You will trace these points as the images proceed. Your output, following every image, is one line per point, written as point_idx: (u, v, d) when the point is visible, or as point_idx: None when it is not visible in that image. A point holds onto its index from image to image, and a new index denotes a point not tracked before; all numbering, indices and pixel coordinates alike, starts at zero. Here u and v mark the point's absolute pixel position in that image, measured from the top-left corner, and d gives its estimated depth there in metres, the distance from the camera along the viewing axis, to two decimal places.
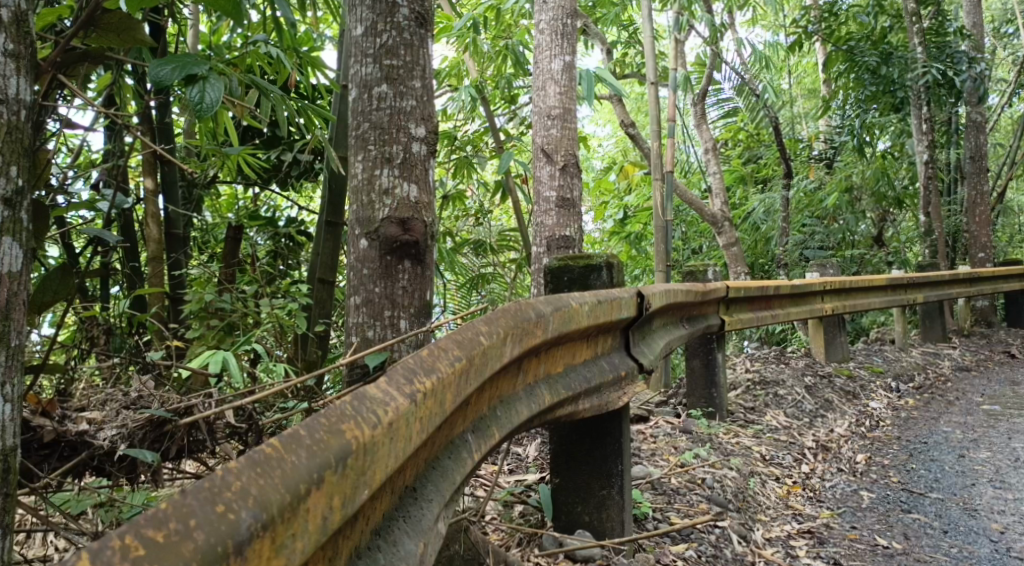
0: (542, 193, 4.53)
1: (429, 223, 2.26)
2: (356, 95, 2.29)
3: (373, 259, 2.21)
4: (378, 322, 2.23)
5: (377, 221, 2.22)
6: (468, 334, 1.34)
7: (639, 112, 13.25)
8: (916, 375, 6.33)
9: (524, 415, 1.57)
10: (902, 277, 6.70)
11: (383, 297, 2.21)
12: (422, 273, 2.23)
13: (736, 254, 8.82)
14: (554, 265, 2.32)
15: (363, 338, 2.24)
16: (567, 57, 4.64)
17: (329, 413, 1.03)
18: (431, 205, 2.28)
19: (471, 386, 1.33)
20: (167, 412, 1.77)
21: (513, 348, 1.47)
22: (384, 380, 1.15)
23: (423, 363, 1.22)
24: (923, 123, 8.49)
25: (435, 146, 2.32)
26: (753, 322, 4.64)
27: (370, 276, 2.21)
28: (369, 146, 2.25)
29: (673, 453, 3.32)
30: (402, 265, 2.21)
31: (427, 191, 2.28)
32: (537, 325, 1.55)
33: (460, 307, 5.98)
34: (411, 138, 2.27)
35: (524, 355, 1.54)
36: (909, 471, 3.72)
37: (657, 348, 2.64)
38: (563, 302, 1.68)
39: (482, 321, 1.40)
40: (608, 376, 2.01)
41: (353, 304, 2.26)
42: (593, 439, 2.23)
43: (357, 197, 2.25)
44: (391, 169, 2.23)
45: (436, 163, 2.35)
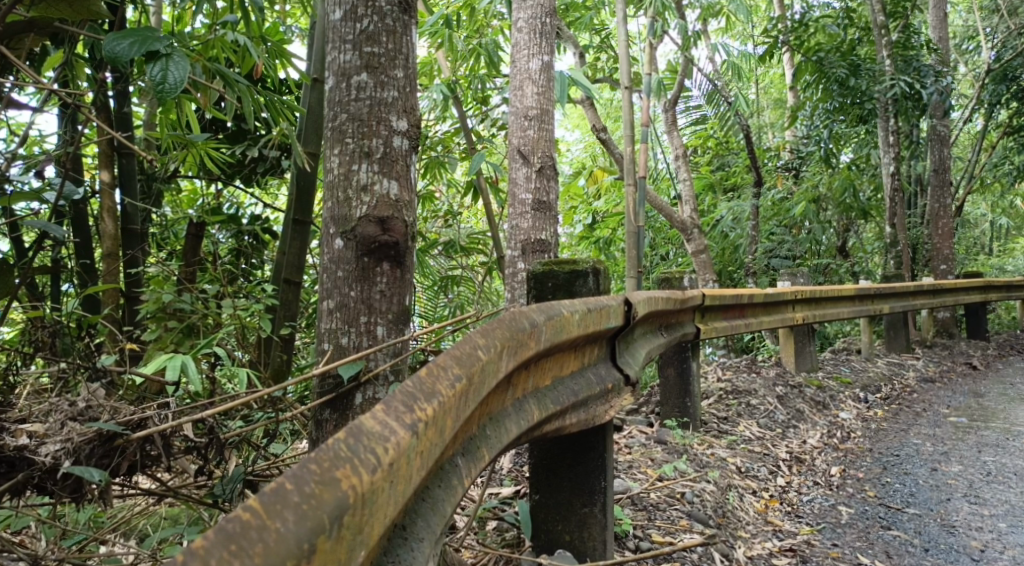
0: (517, 195, 4.42)
1: (410, 223, 2.13)
2: (333, 84, 2.15)
3: (350, 260, 2.07)
4: (353, 328, 2.10)
5: (354, 220, 2.08)
6: (468, 350, 1.25)
7: (608, 118, 13.21)
8: (883, 385, 6.34)
9: (513, 433, 1.45)
10: (870, 287, 6.73)
11: (360, 301, 2.08)
12: (401, 276, 2.11)
13: (705, 262, 8.78)
14: (539, 271, 2.21)
15: (337, 346, 2.11)
16: (545, 57, 4.54)
17: (325, 456, 0.99)
18: (412, 204, 2.16)
19: (470, 406, 1.25)
20: (118, 425, 1.63)
21: (508, 361, 1.36)
22: (381, 410, 1.08)
23: (423, 387, 1.14)
24: (890, 135, 8.56)
25: (417, 141, 2.20)
26: (727, 331, 4.58)
27: (345, 278, 2.08)
28: (347, 139, 2.12)
29: (650, 466, 3.23)
30: (379, 267, 2.07)
31: (407, 188, 2.15)
32: (531, 335, 1.44)
33: (427, 310, 5.84)
34: (392, 132, 2.14)
35: (517, 368, 1.43)
36: (884, 485, 3.68)
37: (639, 358, 2.55)
38: (555, 310, 1.56)
39: (481, 331, 1.31)
40: (595, 389, 1.90)
41: (326, 308, 2.12)
42: (575, 453, 2.12)
43: (332, 194, 2.11)
44: (371, 165, 2.10)
45: (418, 159, 2.22)
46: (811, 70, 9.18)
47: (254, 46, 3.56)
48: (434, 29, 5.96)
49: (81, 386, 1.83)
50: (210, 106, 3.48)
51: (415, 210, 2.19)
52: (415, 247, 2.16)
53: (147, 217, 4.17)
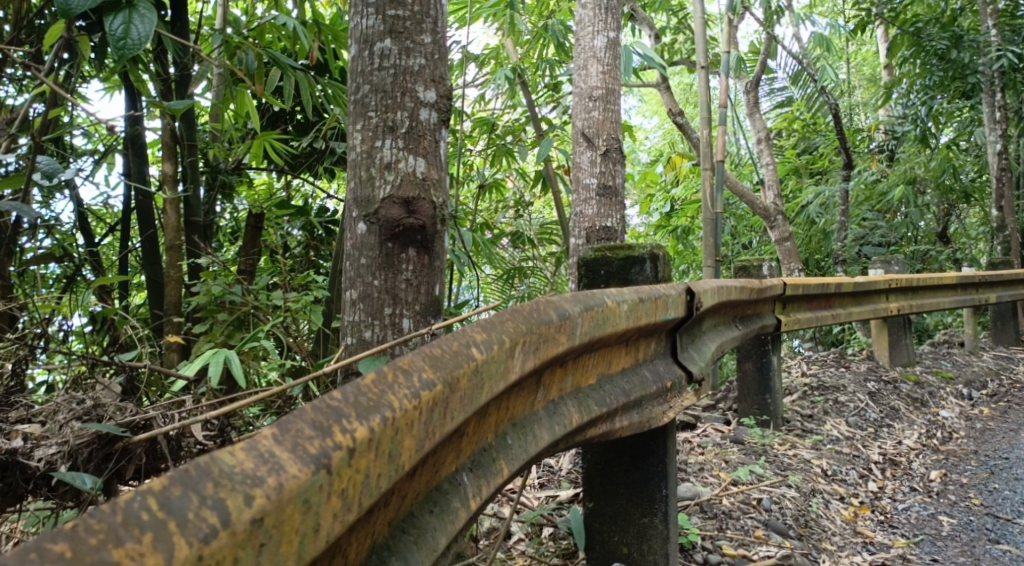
0: (582, 180, 4.24)
1: (439, 204, 2.01)
2: (355, 52, 2.04)
3: (373, 246, 1.96)
4: (377, 321, 1.98)
5: (377, 201, 1.96)
6: (449, 350, 1.03)
7: (687, 103, 12.82)
8: (989, 382, 5.87)
9: (544, 441, 1.27)
10: (974, 275, 6.22)
11: (384, 291, 1.97)
12: (429, 263, 1.99)
13: (789, 250, 8.32)
14: (590, 256, 2.02)
15: (360, 340, 2.00)
16: (611, 33, 4.32)
17: (101, 524, 0.66)
18: (441, 183, 2.04)
19: (449, 421, 1.01)
20: (117, 430, 1.67)
21: (525, 359, 1.17)
22: (267, 438, 0.80)
23: (358, 401, 0.88)
24: (996, 111, 7.96)
25: (447, 113, 2.07)
26: (811, 322, 4.27)
27: (368, 266, 1.97)
28: (369, 113, 2.01)
29: (723, 468, 2.98)
30: (402, 255, 1.95)
31: (436, 166, 2.03)
32: (561, 328, 1.25)
33: (498, 303, 5.74)
34: (418, 105, 2.01)
35: (542, 367, 1.24)
36: (991, 492, 3.32)
37: (707, 352, 2.33)
38: (596, 300, 1.38)
39: (478, 328, 1.10)
40: (651, 388, 1.71)
41: (349, 299, 2.01)
42: (632, 458, 1.92)
43: (355, 173, 2.00)
44: (395, 140, 1.98)
45: (448, 133, 2.09)
46: (907, 44, 8.60)
47: (305, 31, 3.52)
48: (498, 12, 5.80)
49: (91, 384, 1.87)
50: (263, 94, 3.46)
51: (446, 191, 2.07)
52: (444, 232, 2.03)
53: (208, 210, 4.16)
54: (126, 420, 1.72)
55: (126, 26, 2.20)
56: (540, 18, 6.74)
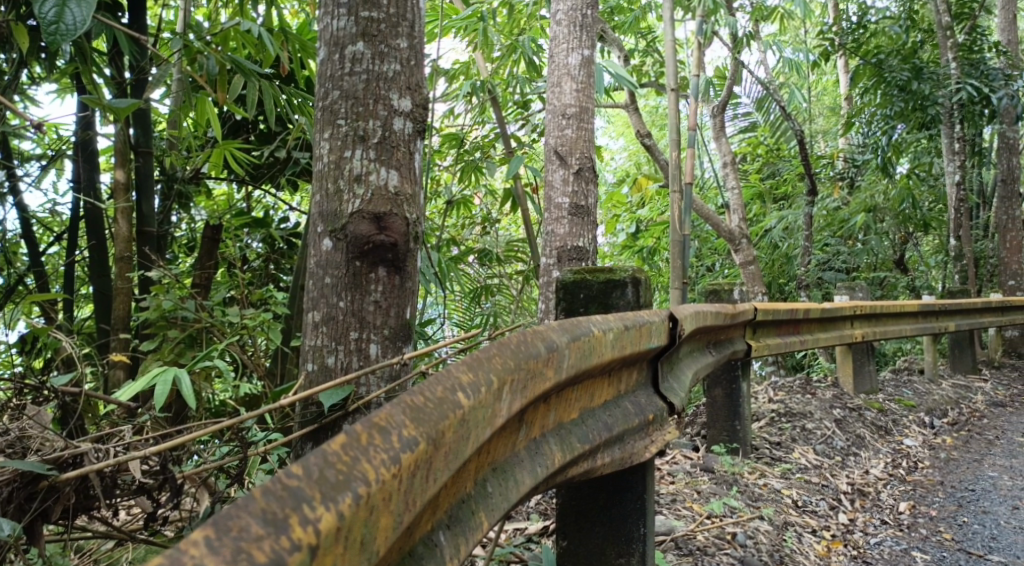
0: (553, 199, 4.16)
1: (412, 221, 1.90)
2: (325, 55, 1.93)
3: (339, 264, 1.84)
4: (341, 346, 1.85)
5: (345, 216, 1.85)
6: (432, 400, 0.94)
7: (654, 125, 12.89)
8: (950, 410, 5.90)
9: (528, 485, 1.16)
10: (935, 303, 6.28)
11: (350, 313, 1.85)
12: (399, 284, 1.87)
13: (753, 274, 8.35)
14: (569, 279, 1.93)
15: (323, 366, 1.87)
16: (585, 51, 4.26)
17: None
18: (415, 198, 1.92)
19: (430, 484, 0.92)
20: (42, 467, 1.55)
21: (511, 401, 1.08)
22: (197, 548, 0.68)
23: (322, 479, 0.79)
24: (955, 142, 8.10)
25: (422, 123, 1.96)
26: (781, 348, 4.23)
27: (334, 286, 1.84)
28: (339, 121, 1.89)
29: (696, 500, 2.91)
30: (370, 275, 1.84)
31: (409, 179, 1.92)
32: (548, 361, 1.16)
33: (463, 321, 5.62)
34: (392, 114, 1.90)
35: (527, 406, 1.14)
36: (961, 526, 3.29)
37: (686, 381, 2.24)
38: (583, 329, 1.29)
39: (462, 369, 1.01)
40: (633, 422, 1.61)
41: (311, 321, 1.88)
42: (610, 493, 1.82)
43: (321, 185, 1.88)
44: (366, 150, 1.87)
45: (423, 144, 1.98)
46: (869, 74, 8.74)
47: (270, 37, 3.39)
48: (469, 25, 5.72)
49: (19, 412, 1.74)
50: (225, 100, 3.31)
51: (420, 207, 1.96)
52: (418, 251, 1.92)
53: (164, 221, 3.99)
54: (53, 456, 1.59)
55: (59, 6, 2.02)
56: (510, 34, 6.68)
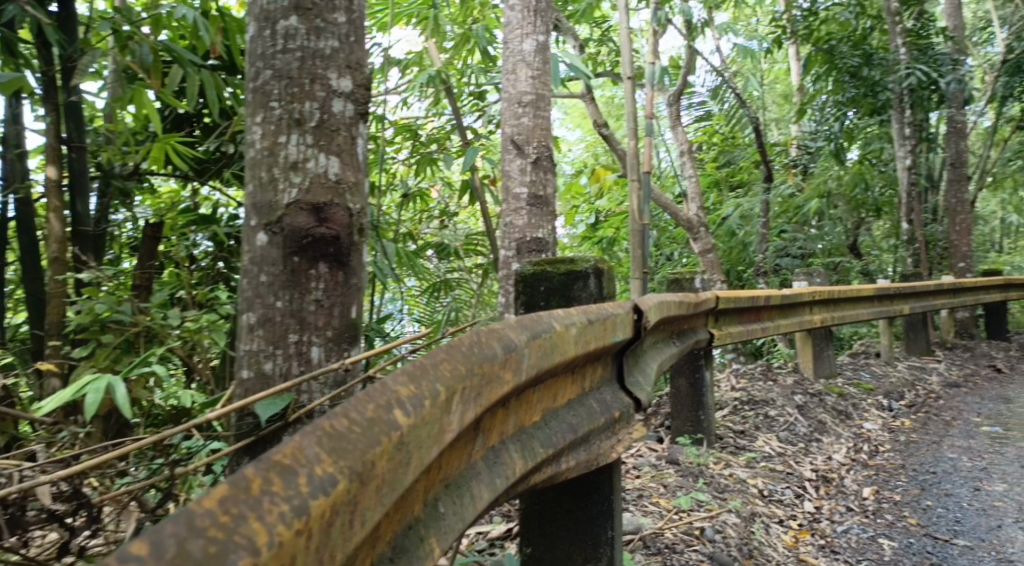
0: (511, 189, 4.06)
1: (354, 211, 1.80)
2: (255, 32, 1.81)
3: (274, 260, 1.72)
4: (280, 351, 1.73)
5: (281, 208, 1.73)
6: (358, 424, 0.83)
7: (611, 115, 12.86)
8: (907, 392, 5.95)
9: (485, 500, 1.06)
10: (890, 287, 6.33)
11: (287, 314, 1.74)
12: (343, 281, 1.77)
13: (712, 261, 8.36)
14: (528, 271, 1.82)
15: (259, 373, 1.75)
16: (540, 37, 4.16)
17: None
18: (356, 187, 1.82)
19: (356, 528, 0.81)
20: None
21: (462, 412, 0.98)
22: None
23: (182, 555, 0.63)
24: (906, 127, 8.19)
25: (362, 105, 1.87)
26: (743, 335, 4.19)
27: (270, 284, 1.73)
28: (272, 103, 1.78)
29: (663, 495, 2.86)
30: (310, 272, 1.72)
31: (351, 166, 1.82)
32: (504, 365, 1.07)
33: (422, 316, 5.50)
34: (330, 95, 1.80)
35: (480, 415, 1.04)
36: (925, 510, 3.27)
37: (650, 374, 2.16)
38: (543, 326, 1.19)
39: (399, 383, 0.91)
40: (599, 421, 1.52)
41: (245, 324, 1.76)
42: (576, 494, 1.73)
43: (254, 174, 1.78)
44: (302, 135, 1.77)
45: (364, 128, 1.89)
46: (821, 61, 8.80)
47: (208, 24, 3.22)
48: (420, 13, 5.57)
49: None
50: (161, 90, 3.13)
51: (365, 198, 1.86)
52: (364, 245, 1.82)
53: (102, 219, 3.80)
54: None
55: None
56: (464, 22, 6.54)
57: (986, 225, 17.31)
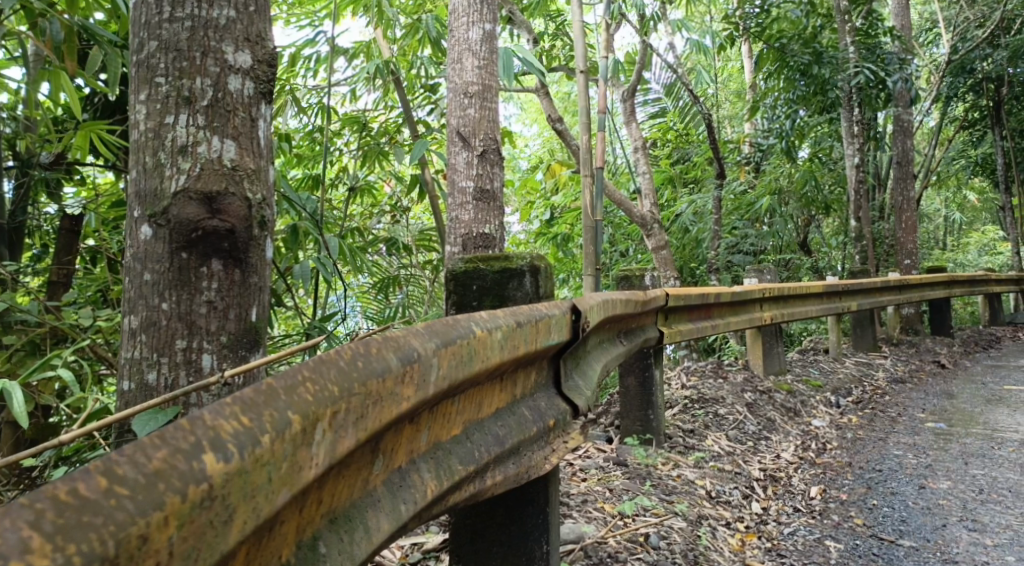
0: (457, 183, 3.94)
1: (250, 199, 1.79)
2: (139, 3, 1.78)
3: (160, 257, 1.72)
4: (165, 359, 1.74)
5: (166, 197, 1.71)
6: (131, 486, 0.70)
7: (566, 111, 12.79)
8: (854, 389, 5.99)
9: (381, 533, 0.98)
10: (838, 283, 6.37)
11: (174, 315, 1.74)
12: (237, 278, 1.78)
13: (665, 258, 8.32)
14: (461, 268, 1.71)
15: (142, 384, 1.75)
16: (486, 26, 4.05)
17: None
18: (254, 174, 1.82)
19: None
20: None
21: (328, 442, 0.89)
22: None
23: None
24: (854, 126, 8.27)
25: (261, 80, 1.88)
26: (692, 333, 4.14)
27: (155, 283, 1.72)
28: (159, 80, 1.75)
29: (608, 500, 2.78)
30: (200, 271, 1.73)
31: (249, 150, 1.83)
32: (402, 379, 1.00)
33: (369, 313, 5.34)
34: (225, 70, 1.80)
35: (364, 440, 0.95)
36: (871, 510, 3.24)
37: (593, 378, 2.06)
38: (454, 335, 1.11)
39: (227, 418, 0.79)
40: (531, 433, 1.42)
41: (128, 328, 1.76)
42: (511, 507, 1.62)
43: (138, 158, 1.75)
44: (192, 115, 1.76)
45: (263, 108, 1.90)
46: (772, 59, 8.84)
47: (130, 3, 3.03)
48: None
49: None
50: (76, 73, 2.91)
51: (266, 184, 1.87)
52: (263, 238, 1.83)
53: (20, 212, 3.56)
54: None
55: None
56: (414, 12, 6.39)
57: (929, 223, 17.70)
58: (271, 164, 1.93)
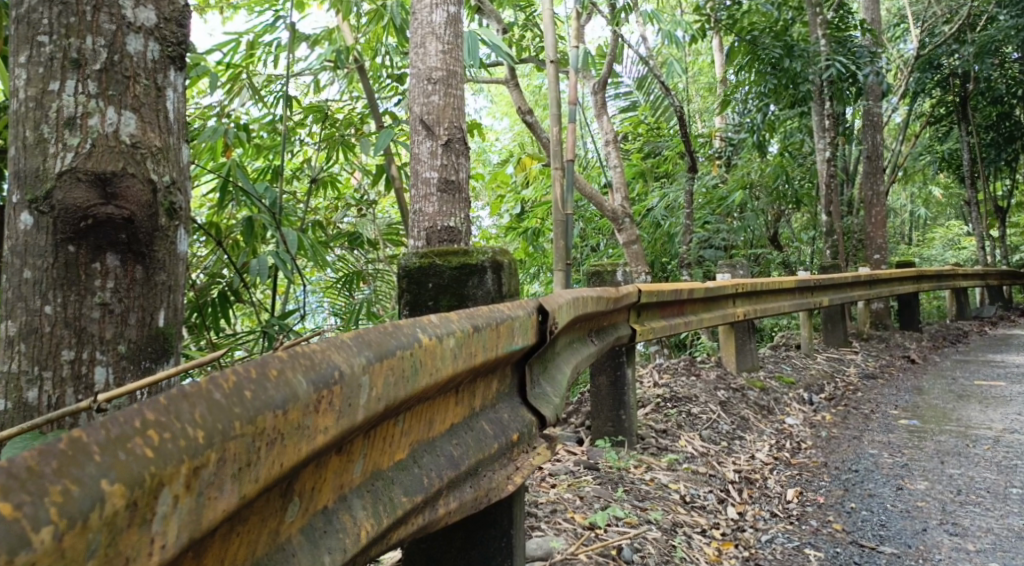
0: (420, 173, 3.76)
1: (152, 178, 1.62)
2: None
3: (43, 250, 1.52)
4: (48, 374, 1.55)
5: (50, 179, 1.52)
6: None
7: (538, 104, 12.65)
8: (826, 385, 5.91)
9: None
10: (810, 278, 6.29)
11: (61, 319, 1.55)
12: (134, 276, 1.60)
13: (637, 253, 8.20)
14: (414, 264, 1.53)
15: (19, 403, 1.54)
16: (452, 8, 3.87)
17: None
18: (157, 151, 1.65)
19: None
20: None
21: (175, 513, 0.68)
22: None
23: None
24: (825, 119, 8.21)
25: (166, 38, 1.71)
26: (666, 330, 4.00)
27: (39, 282, 1.53)
28: (42, 38, 1.57)
29: (578, 510, 2.63)
30: (92, 267, 1.55)
31: (153, 124, 1.65)
32: (309, 411, 0.82)
33: (331, 311, 5.15)
34: (121, 28, 1.62)
35: (244, 498, 0.75)
36: (850, 514, 3.13)
37: (562, 382, 1.91)
38: (387, 350, 0.95)
39: None
40: (489, 450, 1.26)
41: (7, 336, 1.56)
42: (472, 530, 1.46)
43: (19, 132, 1.56)
44: (82, 82, 1.58)
45: (171, 77, 1.72)
46: (743, 52, 8.76)
47: None
48: None
49: None
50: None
51: (173, 164, 1.70)
52: (169, 229, 1.66)
53: None
54: None
55: None
56: None
57: (895, 217, 17.86)
58: (180, 143, 1.75)
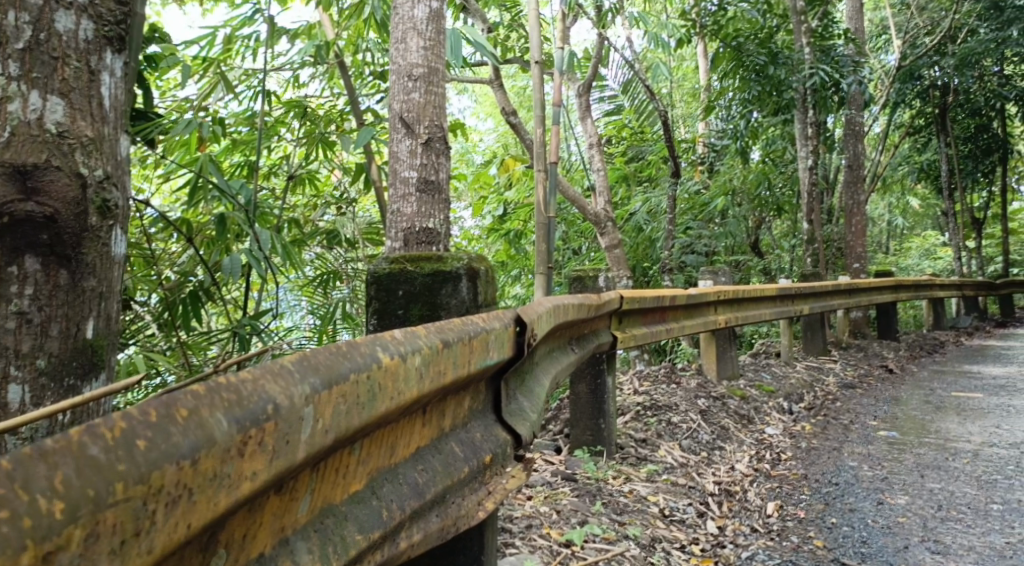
0: (398, 173, 3.65)
1: (80, 170, 1.50)
2: None
3: None
4: None
5: None
6: None
7: (522, 105, 12.55)
8: (806, 394, 5.87)
9: None
10: (791, 286, 6.24)
11: None
12: (57, 280, 1.49)
13: (618, 257, 8.13)
14: (384, 270, 1.43)
15: None
16: (434, 3, 3.76)
17: None
18: (87, 140, 1.54)
19: None
20: None
21: None
22: None
23: None
24: (808, 127, 8.19)
25: (102, 17, 1.61)
26: (647, 338, 3.93)
27: None
28: None
29: (554, 525, 2.55)
30: (9, 271, 1.44)
31: (83, 112, 1.55)
32: (223, 459, 0.72)
33: (304, 311, 5.02)
34: (49, 4, 1.51)
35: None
36: (830, 529, 3.06)
37: (539, 394, 1.82)
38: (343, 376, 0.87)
39: None
40: (456, 477, 1.16)
41: None
42: (437, 558, 1.36)
43: None
44: (2, 62, 1.47)
45: (107, 59, 1.62)
46: (728, 58, 8.72)
47: None
48: None
49: None
50: None
51: (108, 157, 1.59)
52: (100, 229, 1.55)
53: None
54: None
55: None
56: None
57: (873, 226, 17.94)
58: (117, 133, 1.65)
